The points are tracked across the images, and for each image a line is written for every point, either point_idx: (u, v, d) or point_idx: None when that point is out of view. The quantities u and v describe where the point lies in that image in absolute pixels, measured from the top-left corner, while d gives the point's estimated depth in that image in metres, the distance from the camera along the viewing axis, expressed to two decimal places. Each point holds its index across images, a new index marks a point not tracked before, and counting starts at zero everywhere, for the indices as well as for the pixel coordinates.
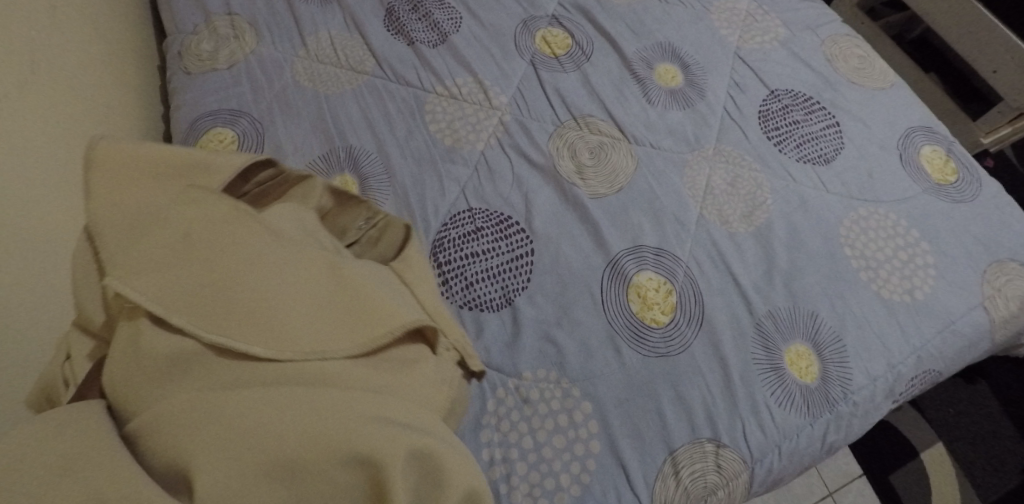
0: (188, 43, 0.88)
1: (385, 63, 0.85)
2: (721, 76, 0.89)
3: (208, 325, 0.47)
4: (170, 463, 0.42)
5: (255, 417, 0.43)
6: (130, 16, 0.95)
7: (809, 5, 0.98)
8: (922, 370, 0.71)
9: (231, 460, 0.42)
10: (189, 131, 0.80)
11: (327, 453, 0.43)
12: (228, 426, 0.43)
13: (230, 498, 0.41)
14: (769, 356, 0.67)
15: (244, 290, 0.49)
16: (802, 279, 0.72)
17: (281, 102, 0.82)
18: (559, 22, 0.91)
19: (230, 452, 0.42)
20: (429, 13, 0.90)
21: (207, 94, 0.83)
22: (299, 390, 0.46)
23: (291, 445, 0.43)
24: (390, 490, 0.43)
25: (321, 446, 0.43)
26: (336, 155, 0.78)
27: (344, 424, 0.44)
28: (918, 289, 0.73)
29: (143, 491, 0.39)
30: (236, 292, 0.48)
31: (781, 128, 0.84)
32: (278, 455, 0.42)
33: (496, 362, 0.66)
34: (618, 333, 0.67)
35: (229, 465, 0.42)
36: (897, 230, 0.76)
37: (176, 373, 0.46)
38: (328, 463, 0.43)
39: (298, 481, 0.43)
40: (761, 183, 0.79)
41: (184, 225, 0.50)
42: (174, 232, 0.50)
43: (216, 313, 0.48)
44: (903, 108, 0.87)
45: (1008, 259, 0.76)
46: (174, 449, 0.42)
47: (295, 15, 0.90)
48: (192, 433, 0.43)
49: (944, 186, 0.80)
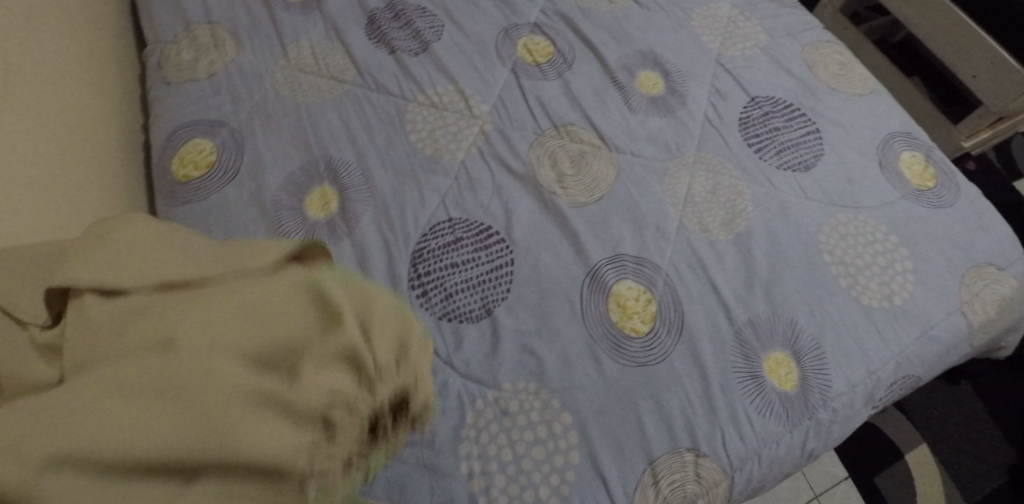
0: (167, 53, 0.91)
1: (366, 76, 0.86)
2: (702, 83, 0.88)
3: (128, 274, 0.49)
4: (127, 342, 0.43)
5: (199, 289, 0.47)
6: (111, 28, 0.95)
7: (790, 11, 0.98)
8: (902, 376, 0.72)
9: (180, 316, 0.44)
10: (167, 141, 0.82)
11: (272, 284, 0.47)
12: (176, 300, 0.46)
13: (191, 339, 0.43)
14: (748, 365, 0.68)
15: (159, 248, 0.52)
16: (782, 287, 0.73)
17: (263, 117, 0.83)
18: (540, 30, 0.91)
19: (181, 310, 0.45)
20: (412, 22, 0.91)
21: (186, 105, 0.84)
22: (233, 270, 0.50)
23: (236, 288, 0.46)
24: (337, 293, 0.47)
25: (263, 282, 0.47)
26: (316, 167, 0.78)
27: (281, 273, 0.49)
28: (897, 295, 0.74)
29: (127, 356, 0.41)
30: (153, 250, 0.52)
31: (762, 135, 0.83)
32: (227, 301, 0.46)
33: (475, 373, 0.66)
34: (598, 343, 0.67)
35: (180, 318, 0.44)
36: (876, 236, 0.77)
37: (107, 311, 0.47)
38: (274, 291, 0.47)
39: (251, 317, 0.45)
40: (742, 190, 0.79)
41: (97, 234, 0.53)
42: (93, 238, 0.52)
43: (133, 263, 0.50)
44: (881, 115, 0.88)
45: (986, 264, 0.78)
46: (126, 335, 0.44)
47: (278, 29, 0.92)
48: (139, 317, 0.45)
49: (923, 192, 0.82)
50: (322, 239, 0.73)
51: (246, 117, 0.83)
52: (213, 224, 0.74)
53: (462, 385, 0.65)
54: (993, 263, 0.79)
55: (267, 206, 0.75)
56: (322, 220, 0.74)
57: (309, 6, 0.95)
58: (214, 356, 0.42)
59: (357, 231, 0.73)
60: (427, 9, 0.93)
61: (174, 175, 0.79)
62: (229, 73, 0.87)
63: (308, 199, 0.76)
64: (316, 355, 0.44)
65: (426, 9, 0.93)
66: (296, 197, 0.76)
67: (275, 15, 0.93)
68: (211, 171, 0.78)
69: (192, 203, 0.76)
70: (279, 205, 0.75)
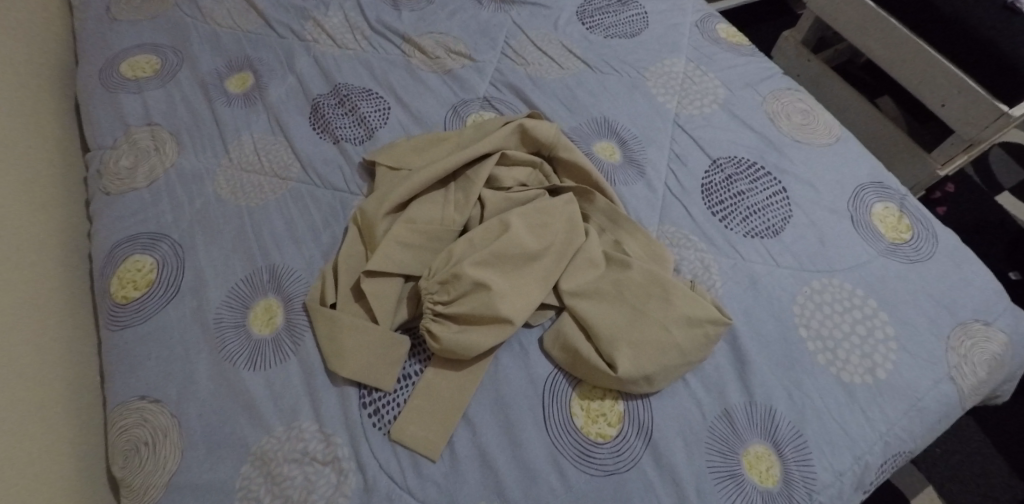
0: (107, 160, 0.87)
1: (311, 171, 0.84)
2: (661, 148, 0.85)
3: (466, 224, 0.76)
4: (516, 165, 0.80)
5: (491, 201, 0.77)
6: (50, 131, 0.92)
7: (747, 60, 0.95)
8: (892, 455, 0.67)
9: (495, 195, 0.77)
10: (107, 257, 0.78)
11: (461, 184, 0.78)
12: (488, 201, 0.77)
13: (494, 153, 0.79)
14: (725, 463, 0.64)
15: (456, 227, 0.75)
16: (756, 370, 0.68)
17: (203, 225, 0.79)
18: (490, 104, 0.91)
19: (491, 192, 0.77)
20: (357, 107, 0.90)
21: (123, 218, 0.81)
22: (435, 203, 0.78)
23: (490, 207, 0.76)
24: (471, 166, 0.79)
25: (473, 193, 0.77)
26: (260, 277, 0.75)
27: (463, 206, 0.77)
28: (880, 367, 0.69)
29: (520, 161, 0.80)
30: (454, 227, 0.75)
31: (726, 201, 0.80)
32: (492, 200, 0.77)
33: (433, 498, 0.63)
34: (563, 452, 0.64)
35: (498, 196, 0.77)
36: (854, 301, 0.72)
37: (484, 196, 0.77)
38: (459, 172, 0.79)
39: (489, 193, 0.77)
40: (709, 263, 0.75)
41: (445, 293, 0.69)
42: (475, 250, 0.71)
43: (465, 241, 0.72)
44: (850, 165, 0.84)
45: (972, 320, 0.72)
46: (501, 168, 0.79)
47: (219, 122, 0.89)
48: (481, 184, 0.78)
49: (899, 245, 0.77)
50: (268, 360, 0.69)
51: (188, 225, 0.79)
52: (154, 349, 0.71)
53: None
54: (979, 318, 0.73)
55: (209, 325, 0.72)
56: (267, 336, 0.71)
57: (252, 97, 0.92)
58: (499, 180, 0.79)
59: (302, 346, 0.70)
60: (372, 91, 0.92)
61: (113, 296, 0.75)
62: (170, 178, 0.84)
63: (253, 313, 0.73)
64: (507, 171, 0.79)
65: (371, 91, 0.92)
66: (239, 312, 0.73)
67: (215, 110, 0.91)
68: (152, 289, 0.75)
69: (130, 326, 0.73)
70: (222, 323, 0.72)
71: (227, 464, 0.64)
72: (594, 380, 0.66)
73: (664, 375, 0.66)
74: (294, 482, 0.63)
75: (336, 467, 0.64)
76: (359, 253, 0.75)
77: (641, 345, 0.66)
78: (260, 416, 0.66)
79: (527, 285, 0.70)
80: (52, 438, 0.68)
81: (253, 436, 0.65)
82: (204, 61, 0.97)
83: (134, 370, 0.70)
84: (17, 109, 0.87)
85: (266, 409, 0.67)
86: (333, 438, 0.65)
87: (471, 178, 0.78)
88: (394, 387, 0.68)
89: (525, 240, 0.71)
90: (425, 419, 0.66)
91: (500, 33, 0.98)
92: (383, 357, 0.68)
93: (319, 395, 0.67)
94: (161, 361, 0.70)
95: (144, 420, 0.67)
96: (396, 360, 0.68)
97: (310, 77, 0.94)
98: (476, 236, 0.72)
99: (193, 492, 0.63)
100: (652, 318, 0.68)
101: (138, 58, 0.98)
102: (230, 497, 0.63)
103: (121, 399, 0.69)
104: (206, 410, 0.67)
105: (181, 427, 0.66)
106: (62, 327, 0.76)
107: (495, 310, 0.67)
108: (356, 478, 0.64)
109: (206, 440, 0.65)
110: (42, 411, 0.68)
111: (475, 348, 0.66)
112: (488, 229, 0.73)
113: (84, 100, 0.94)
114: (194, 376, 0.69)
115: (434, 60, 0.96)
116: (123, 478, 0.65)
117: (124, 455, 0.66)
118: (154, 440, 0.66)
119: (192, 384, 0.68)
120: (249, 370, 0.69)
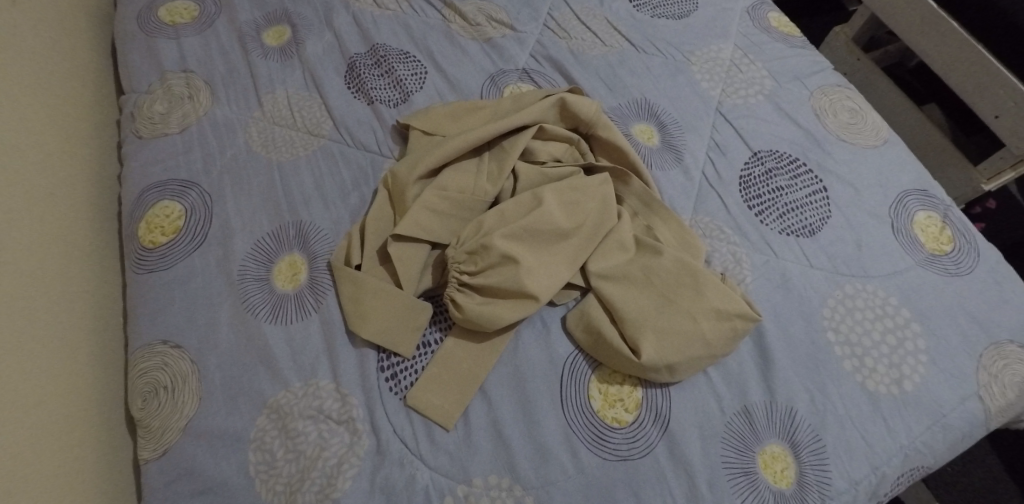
0: (141, 103, 0.87)
1: (343, 130, 0.83)
2: (701, 136, 0.83)
3: (496, 194, 0.75)
4: (554, 140, 0.79)
5: (525, 176, 0.75)
6: (84, 68, 0.91)
7: (796, 52, 0.92)
8: (910, 468, 0.65)
9: (529, 169, 0.76)
10: (136, 201, 0.78)
11: (495, 156, 0.77)
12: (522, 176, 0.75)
13: (532, 124, 0.78)
14: (741, 460, 0.63)
15: (485, 199, 0.74)
16: (781, 371, 0.67)
17: (233, 176, 0.79)
18: (529, 76, 0.89)
19: (525, 166, 0.76)
20: (393, 69, 0.89)
21: (154, 163, 0.81)
22: (467, 171, 0.77)
23: (522, 182, 0.75)
24: (508, 136, 0.78)
25: (506, 165, 0.76)
26: (286, 233, 0.75)
27: (495, 176, 0.76)
28: (907, 379, 0.67)
29: (557, 135, 0.79)
30: (483, 198, 0.74)
31: (764, 196, 0.78)
32: (525, 176, 0.75)
33: (445, 467, 0.62)
34: (577, 432, 0.64)
35: (531, 170, 0.76)
36: (886, 309, 0.70)
37: (516, 170, 0.76)
38: (494, 143, 0.78)
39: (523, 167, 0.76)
40: (741, 258, 0.74)
41: (472, 264, 0.68)
42: (505, 222, 0.70)
43: (497, 213, 0.71)
44: (896, 170, 0.81)
45: (1008, 341, 0.70)
46: (538, 141, 0.78)
47: (253, 74, 0.88)
48: (518, 156, 0.77)
49: (939, 257, 0.74)
50: (289, 315, 0.69)
51: (217, 176, 0.79)
52: (178, 296, 0.71)
53: (430, 478, 0.62)
54: (1015, 339, 0.70)
55: (233, 276, 0.72)
56: (290, 291, 0.71)
57: (288, 51, 0.91)
58: (535, 155, 0.77)
59: (324, 304, 0.70)
60: (410, 54, 0.91)
61: (140, 239, 0.75)
62: (202, 127, 0.83)
63: (276, 268, 0.73)
64: (544, 146, 0.78)
65: (408, 54, 0.91)
66: (264, 265, 0.73)
67: (251, 61, 0.90)
68: (179, 236, 0.75)
69: (156, 270, 0.73)
70: (246, 275, 0.72)
71: (243, 414, 0.64)
72: (614, 365, 0.66)
73: (687, 366, 0.65)
74: (307, 438, 0.63)
75: (350, 427, 0.64)
76: (388, 216, 0.74)
77: (664, 334, 0.65)
78: (278, 370, 0.66)
79: (555, 262, 0.69)
80: (74, 374, 0.69)
81: (270, 390, 0.65)
82: (242, 10, 0.96)
83: (156, 317, 0.70)
84: (55, 46, 0.87)
85: (285, 364, 0.67)
86: (349, 398, 0.65)
87: (506, 149, 0.77)
88: (413, 353, 0.68)
89: (558, 216, 0.70)
90: (442, 387, 0.65)
91: (545, 5, 0.96)
92: (404, 323, 0.68)
93: (339, 355, 0.67)
94: (185, 309, 0.70)
95: (165, 364, 0.67)
96: (417, 326, 0.68)
97: (347, 35, 0.93)
98: (507, 209, 0.71)
99: (209, 439, 0.64)
100: (681, 308, 0.67)
101: (176, 4, 0.97)
102: (244, 448, 0.63)
103: (143, 341, 0.69)
104: (225, 360, 0.67)
105: (200, 375, 0.66)
106: (87, 268, 0.76)
107: (522, 285, 0.66)
108: (369, 440, 0.63)
109: (224, 390, 0.66)
110: (64, 347, 0.69)
111: (497, 321, 0.65)
112: (519, 202, 0.72)
113: (120, 42, 0.94)
114: (215, 325, 0.69)
115: (474, 27, 0.93)
116: (141, 419, 0.66)
117: (143, 397, 0.67)
118: (173, 385, 0.66)
119: (212, 333, 0.68)
120: (270, 324, 0.69)
